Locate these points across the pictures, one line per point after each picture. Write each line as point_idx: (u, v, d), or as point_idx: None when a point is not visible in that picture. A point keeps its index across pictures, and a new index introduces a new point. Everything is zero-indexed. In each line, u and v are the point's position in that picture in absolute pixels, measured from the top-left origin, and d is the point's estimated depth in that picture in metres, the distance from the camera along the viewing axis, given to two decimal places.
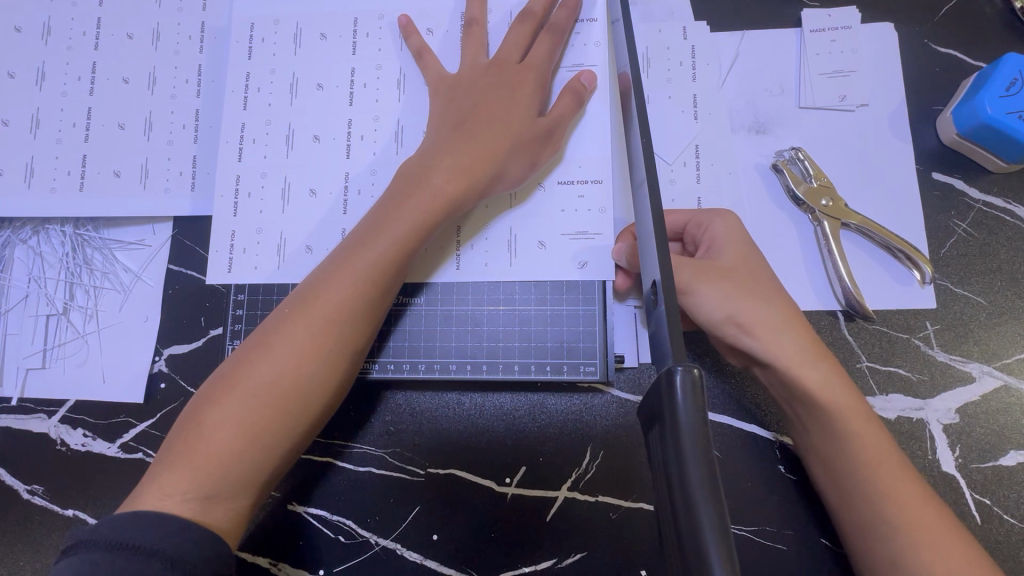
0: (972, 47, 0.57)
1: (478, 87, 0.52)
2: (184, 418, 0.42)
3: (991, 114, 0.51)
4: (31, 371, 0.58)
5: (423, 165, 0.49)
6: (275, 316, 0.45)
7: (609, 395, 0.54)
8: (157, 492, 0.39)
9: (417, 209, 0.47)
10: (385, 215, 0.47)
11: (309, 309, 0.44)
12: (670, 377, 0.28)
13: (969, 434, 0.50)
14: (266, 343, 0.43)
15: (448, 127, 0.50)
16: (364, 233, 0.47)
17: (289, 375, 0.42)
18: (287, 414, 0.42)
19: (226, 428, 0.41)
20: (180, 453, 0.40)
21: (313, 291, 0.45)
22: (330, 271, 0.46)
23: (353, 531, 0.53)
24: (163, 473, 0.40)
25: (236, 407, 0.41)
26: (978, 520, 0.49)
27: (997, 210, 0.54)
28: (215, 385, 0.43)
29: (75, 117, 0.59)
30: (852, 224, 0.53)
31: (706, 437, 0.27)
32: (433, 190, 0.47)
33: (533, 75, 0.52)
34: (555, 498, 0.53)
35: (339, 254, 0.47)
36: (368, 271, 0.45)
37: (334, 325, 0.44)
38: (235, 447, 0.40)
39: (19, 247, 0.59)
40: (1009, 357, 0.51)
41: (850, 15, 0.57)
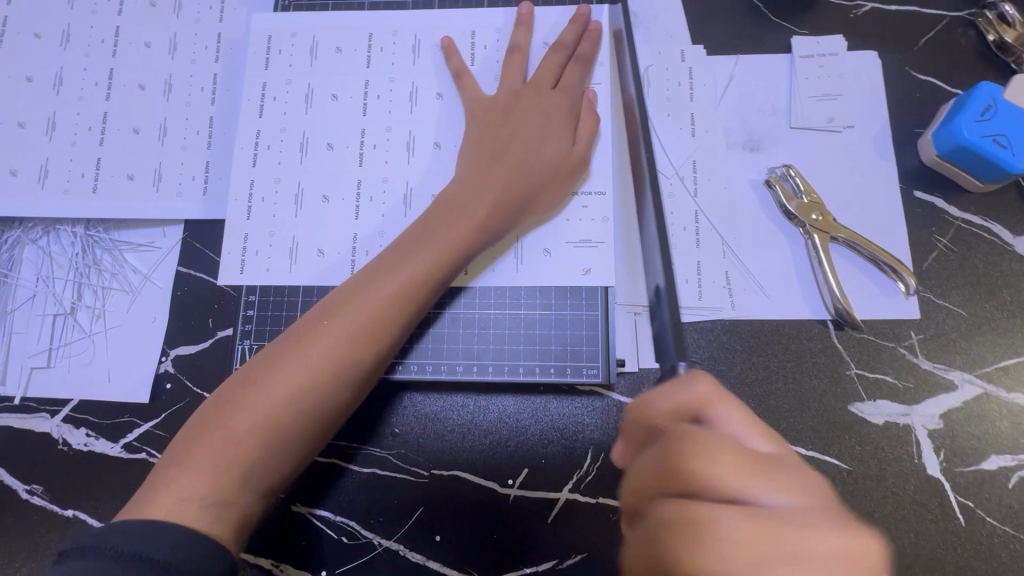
0: (949, 75, 0.61)
1: (519, 109, 0.54)
2: (205, 418, 0.43)
3: (968, 137, 0.54)
4: (36, 370, 0.58)
5: (461, 192, 0.51)
6: (305, 323, 0.46)
7: (610, 398, 0.56)
8: (172, 496, 0.39)
9: (448, 232, 0.49)
10: (415, 237, 0.49)
11: (343, 322, 0.45)
12: None
13: (953, 439, 0.53)
14: (297, 352, 0.44)
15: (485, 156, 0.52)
16: (395, 251, 0.49)
17: (318, 386, 0.43)
18: (310, 422, 0.43)
19: (252, 434, 0.42)
20: (199, 458, 0.41)
21: (348, 300, 0.46)
22: (359, 286, 0.47)
23: (357, 531, 0.54)
24: (180, 478, 0.40)
25: (262, 417, 0.42)
26: (962, 522, 0.51)
27: (975, 226, 0.57)
28: (239, 389, 0.43)
29: (91, 121, 0.61)
30: (840, 238, 0.56)
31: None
32: (470, 216, 0.50)
33: (544, 93, 0.55)
34: (556, 500, 0.54)
35: (369, 269, 0.48)
36: (398, 288, 0.47)
37: (364, 339, 0.45)
38: (260, 452, 0.42)
39: (29, 247, 0.60)
40: (989, 366, 0.54)
41: (836, 43, 0.61)
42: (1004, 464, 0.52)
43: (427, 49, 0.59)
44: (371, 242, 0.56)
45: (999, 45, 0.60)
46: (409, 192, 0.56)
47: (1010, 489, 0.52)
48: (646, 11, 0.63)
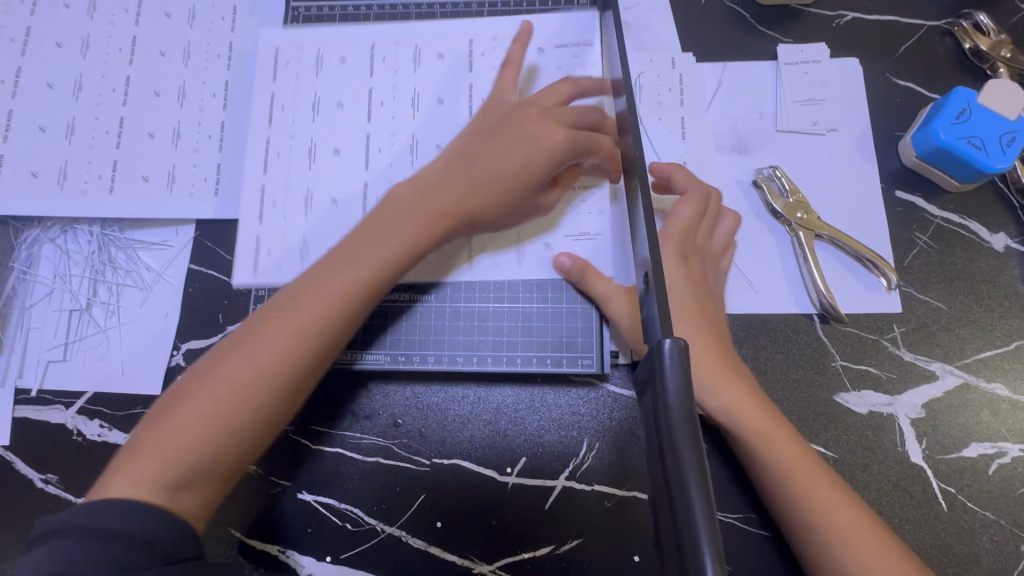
0: (928, 81, 0.63)
1: (492, 119, 0.56)
2: (158, 409, 0.45)
3: (944, 138, 0.57)
4: (52, 363, 0.60)
5: (410, 192, 0.53)
6: (258, 317, 0.48)
7: (605, 390, 0.58)
8: (124, 480, 0.42)
9: (399, 232, 0.51)
10: (366, 233, 0.51)
11: (289, 315, 0.47)
12: (660, 348, 0.32)
13: (935, 428, 0.55)
14: (244, 343, 0.46)
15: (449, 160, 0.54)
16: (342, 250, 0.50)
17: (258, 379, 0.45)
18: (254, 414, 0.45)
19: (196, 424, 0.44)
20: (150, 445, 0.43)
21: (293, 297, 0.48)
22: (309, 280, 0.49)
23: (361, 518, 0.56)
24: (129, 466, 0.43)
25: (207, 409, 0.44)
26: (944, 507, 0.53)
27: (954, 224, 0.59)
28: (192, 381, 0.46)
29: (108, 125, 0.64)
30: (824, 235, 0.58)
31: (690, 402, 0.30)
32: (420, 217, 0.51)
33: (537, 109, 0.55)
34: (553, 487, 0.56)
35: (322, 264, 0.50)
36: (342, 286, 0.48)
37: (310, 330, 0.47)
38: (203, 442, 0.44)
39: (47, 246, 0.63)
40: (968, 357, 0.56)
41: (820, 50, 0.64)
42: (984, 452, 0.54)
43: (428, 57, 0.62)
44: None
45: (974, 52, 0.63)
46: None
47: (990, 476, 0.54)
48: (638, 21, 0.66)
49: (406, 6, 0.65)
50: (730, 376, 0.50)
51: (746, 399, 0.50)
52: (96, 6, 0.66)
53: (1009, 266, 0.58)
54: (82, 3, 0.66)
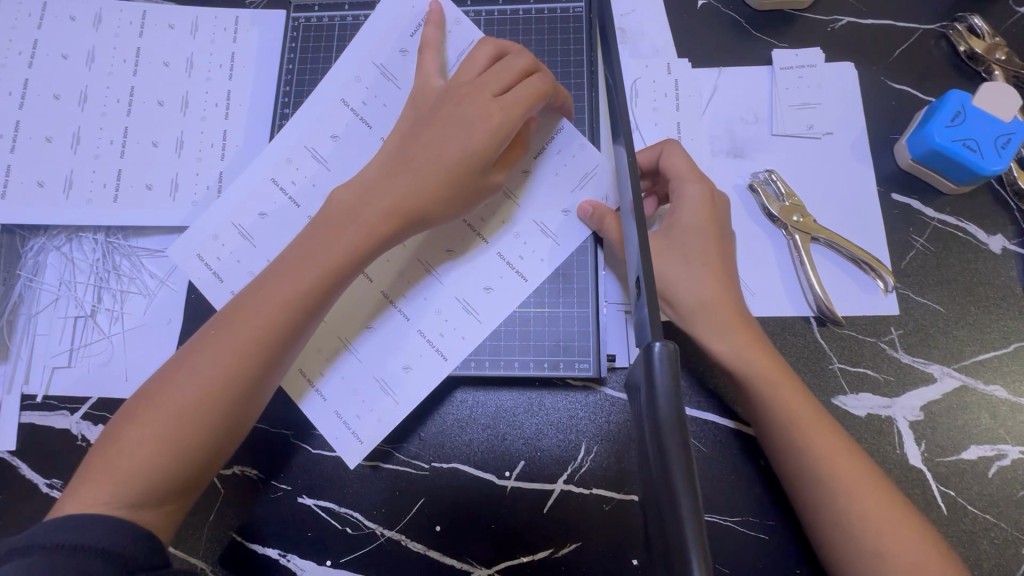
0: (923, 84, 0.64)
1: (430, 111, 0.54)
2: (112, 428, 0.46)
3: (940, 141, 0.57)
4: (57, 369, 0.61)
5: (356, 196, 0.51)
6: (202, 334, 0.48)
7: (602, 393, 0.58)
8: (80, 502, 0.43)
9: (346, 238, 0.50)
10: (307, 243, 0.50)
11: (230, 333, 0.47)
12: (650, 350, 0.32)
13: (933, 430, 0.55)
14: (189, 362, 0.47)
15: (390, 158, 0.53)
16: (287, 260, 0.50)
17: (204, 396, 0.46)
18: (205, 428, 0.46)
19: (145, 443, 0.45)
20: (101, 467, 0.44)
21: (238, 311, 0.48)
22: (249, 296, 0.49)
23: (360, 522, 0.56)
24: (85, 486, 0.44)
25: (155, 427, 0.45)
26: (944, 510, 0.53)
27: (951, 226, 0.59)
28: (140, 402, 0.46)
29: (113, 135, 0.65)
30: (821, 238, 0.59)
31: (680, 405, 0.30)
32: (365, 222, 0.50)
33: (478, 90, 0.53)
34: (552, 491, 0.56)
35: (263, 277, 0.49)
36: (285, 297, 0.48)
37: (250, 347, 0.47)
38: (154, 460, 0.44)
39: (53, 253, 0.64)
40: (966, 359, 0.56)
41: (814, 55, 0.65)
42: (983, 454, 0.54)
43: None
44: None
45: (969, 54, 0.63)
46: None
47: (990, 478, 0.53)
48: (634, 27, 0.67)
49: None
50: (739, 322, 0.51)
51: (754, 345, 0.50)
52: (101, 18, 0.68)
53: (1006, 267, 0.58)
54: (87, 16, 0.67)
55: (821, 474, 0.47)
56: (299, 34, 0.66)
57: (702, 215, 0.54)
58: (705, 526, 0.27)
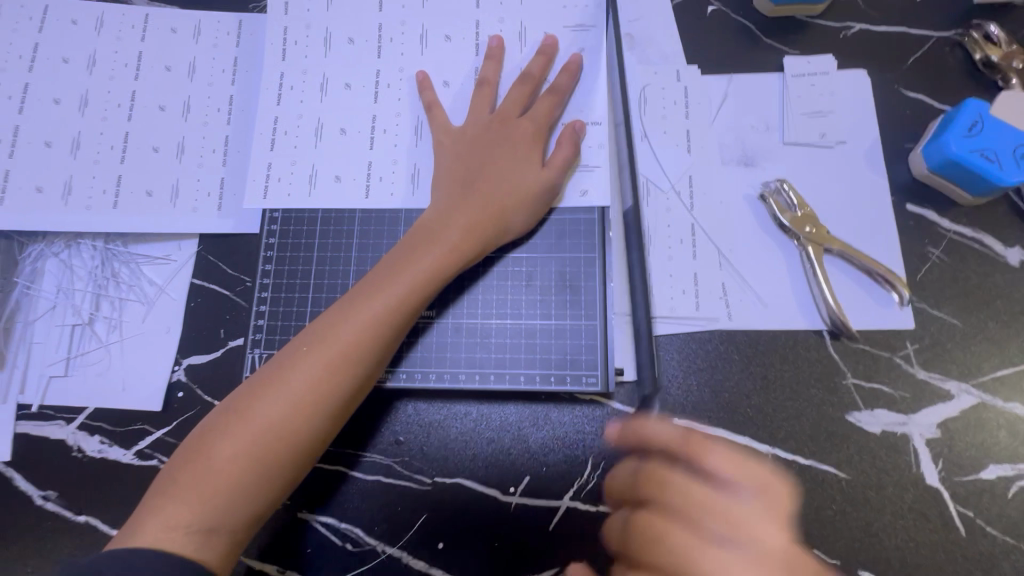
0: (938, 93, 0.62)
1: (486, 140, 0.57)
2: (192, 447, 0.45)
3: (957, 151, 0.56)
4: (53, 378, 0.60)
5: (435, 223, 0.54)
6: (288, 351, 0.48)
7: (609, 407, 0.57)
8: (161, 524, 0.42)
9: (425, 261, 0.51)
10: (395, 265, 0.51)
11: (321, 351, 0.47)
12: None
13: (951, 448, 0.53)
14: (278, 380, 0.46)
15: (457, 185, 0.56)
16: (368, 283, 0.51)
17: (296, 415, 0.45)
18: (296, 449, 0.45)
19: (232, 463, 0.43)
20: (184, 487, 0.43)
21: (324, 331, 0.48)
22: (338, 316, 0.49)
23: (361, 538, 0.55)
24: (167, 505, 0.42)
25: (243, 446, 0.44)
26: (962, 531, 0.51)
27: (968, 238, 0.58)
28: (224, 419, 0.45)
29: (113, 141, 0.64)
30: (834, 249, 0.57)
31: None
32: (443, 245, 0.52)
33: (513, 118, 0.58)
34: (557, 508, 0.54)
35: (350, 298, 0.50)
36: (379, 316, 0.49)
37: (343, 366, 0.47)
38: (240, 480, 0.43)
39: (51, 260, 0.63)
40: (985, 375, 0.55)
41: (827, 62, 0.64)
42: (1003, 474, 0.52)
43: (434, 42, 0.64)
44: (383, 169, 0.61)
45: (986, 63, 0.62)
46: (416, 171, 0.61)
47: (1010, 499, 0.52)
48: (643, 33, 0.66)
49: None
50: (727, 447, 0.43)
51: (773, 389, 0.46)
52: (103, 23, 0.67)
53: None
54: (89, 20, 0.67)
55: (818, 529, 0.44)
56: (300, 28, 0.65)
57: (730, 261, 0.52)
58: None
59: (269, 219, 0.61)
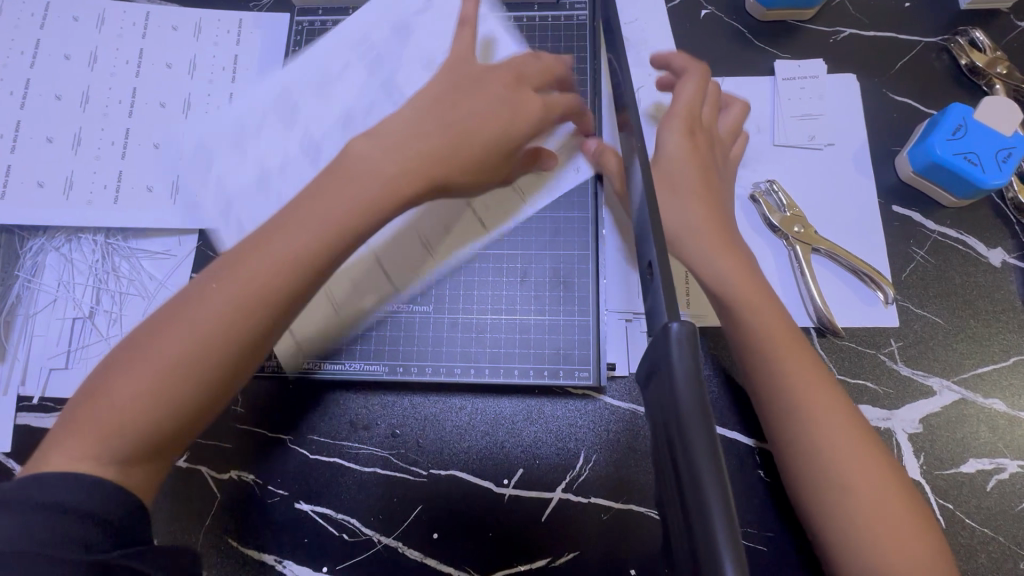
0: (925, 97, 0.64)
1: (464, 87, 0.53)
2: (98, 379, 0.44)
3: (941, 154, 0.57)
4: (54, 371, 0.61)
5: (367, 149, 0.49)
6: (199, 284, 0.46)
7: (602, 402, 0.58)
8: (67, 456, 0.42)
9: (348, 193, 0.47)
10: (318, 194, 0.48)
11: (227, 286, 0.45)
12: (667, 330, 0.31)
13: (932, 443, 0.55)
14: (182, 315, 0.44)
15: (419, 118, 0.51)
16: (280, 216, 0.47)
17: (198, 350, 0.43)
18: (196, 385, 0.43)
19: (133, 399, 0.43)
20: (87, 422, 0.43)
21: (235, 264, 0.45)
22: (252, 245, 0.46)
23: (357, 529, 0.56)
24: (70, 439, 0.42)
25: (145, 380, 0.43)
26: (943, 523, 0.52)
27: (951, 239, 0.60)
28: (130, 353, 0.44)
29: (114, 136, 0.65)
30: (822, 249, 0.59)
31: (700, 387, 0.29)
32: (370, 177, 0.48)
33: (482, 71, 0.54)
34: (550, 499, 0.56)
35: (265, 228, 0.47)
36: (292, 251, 0.45)
37: (248, 302, 0.44)
38: (142, 414, 0.42)
39: (51, 254, 0.63)
40: (966, 373, 0.56)
41: (817, 66, 0.65)
42: (982, 468, 0.54)
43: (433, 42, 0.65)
44: None
45: (970, 68, 0.64)
46: None
47: (989, 492, 0.53)
48: (637, 36, 0.67)
49: None
50: (751, 281, 0.51)
51: (800, 364, 0.49)
52: (104, 20, 0.68)
53: (1005, 281, 0.59)
54: (90, 17, 0.67)
55: (827, 495, 0.46)
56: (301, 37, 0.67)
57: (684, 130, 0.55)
58: (741, 550, 0.26)
59: (269, 216, 0.63)
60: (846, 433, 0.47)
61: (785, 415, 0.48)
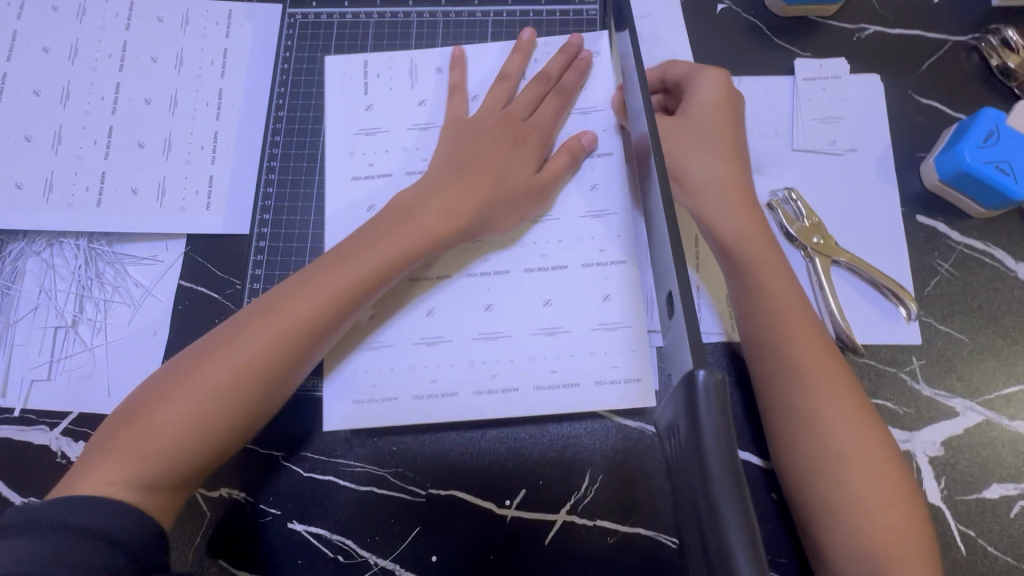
0: (953, 100, 0.61)
1: (484, 132, 0.57)
2: (137, 404, 0.44)
3: (970, 162, 0.54)
4: (36, 382, 0.58)
5: (412, 196, 0.53)
6: (242, 317, 0.47)
7: (608, 420, 0.55)
8: (99, 479, 0.41)
9: (394, 229, 0.51)
10: (366, 235, 0.51)
11: (276, 317, 0.46)
12: (692, 379, 0.28)
13: (954, 466, 0.52)
14: (228, 344, 0.45)
15: (450, 162, 0.55)
16: (332, 247, 0.50)
17: (241, 382, 0.44)
18: (235, 418, 0.44)
19: (174, 424, 0.43)
20: (123, 444, 0.42)
21: (281, 298, 0.47)
22: (302, 280, 0.48)
23: (353, 550, 0.54)
24: (105, 461, 0.42)
25: (185, 402, 0.43)
26: (964, 551, 0.50)
27: (978, 251, 0.57)
28: (170, 380, 0.44)
29: (97, 135, 0.61)
30: (842, 261, 0.56)
31: (733, 452, 0.26)
32: (414, 220, 0.51)
33: (483, 117, 0.58)
34: (554, 522, 0.53)
35: (314, 266, 0.49)
36: (337, 284, 0.48)
37: (295, 335, 0.46)
38: (182, 438, 0.43)
39: (32, 259, 0.60)
40: (990, 393, 0.54)
41: (839, 66, 0.61)
42: (1005, 493, 0.52)
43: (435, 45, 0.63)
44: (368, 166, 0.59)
45: (1002, 69, 0.60)
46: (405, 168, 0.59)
47: (1012, 519, 0.51)
48: (650, 31, 0.63)
49: (408, 12, 0.65)
50: (783, 274, 0.51)
51: (830, 376, 0.47)
52: (85, 9, 0.64)
53: None
54: (70, 6, 0.64)
55: (833, 505, 0.45)
56: (295, 32, 0.65)
57: (714, 106, 0.56)
58: None
59: (260, 222, 0.61)
60: (869, 444, 0.45)
61: (793, 415, 0.47)
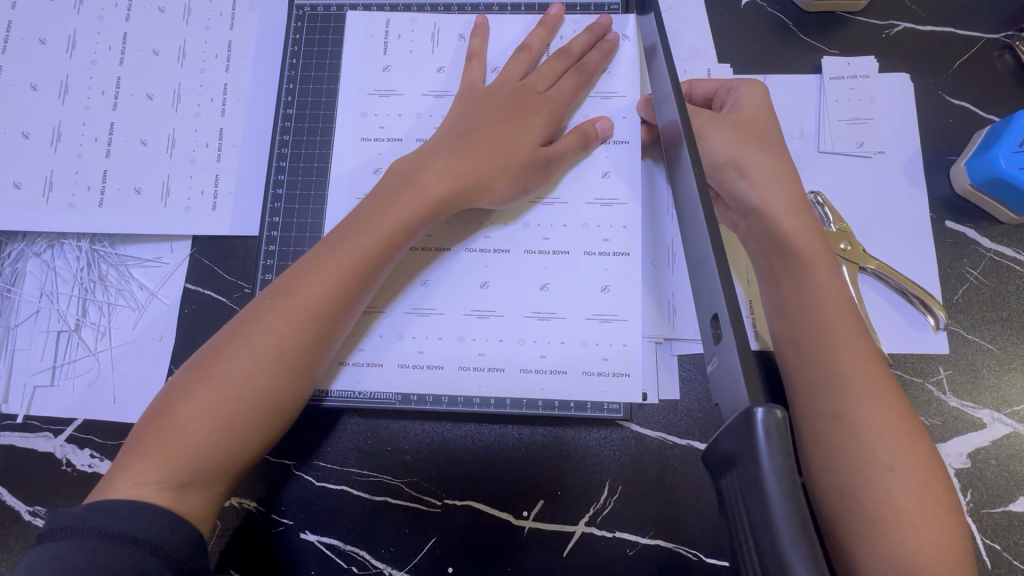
0: (984, 101, 0.59)
1: (495, 103, 0.55)
2: (159, 404, 0.42)
3: (1006, 168, 0.53)
4: (39, 388, 0.56)
5: (414, 165, 0.50)
6: (255, 305, 0.45)
7: (629, 430, 0.54)
8: (129, 483, 0.39)
9: (406, 205, 0.48)
10: (373, 210, 0.48)
11: (289, 302, 0.44)
12: (750, 416, 0.27)
13: (981, 478, 0.51)
14: (244, 333, 0.43)
15: (455, 132, 0.53)
16: (347, 226, 0.48)
17: (262, 369, 0.42)
18: (262, 408, 0.42)
19: (199, 420, 0.41)
20: (150, 445, 0.40)
21: (293, 281, 0.45)
22: (312, 261, 0.46)
23: (367, 561, 0.53)
24: (133, 461, 0.40)
25: (213, 398, 0.41)
26: (989, 565, 0.49)
27: (1008, 258, 0.55)
28: (190, 374, 0.43)
29: (97, 131, 0.59)
30: (869, 268, 0.54)
31: (796, 496, 0.26)
32: (420, 192, 0.49)
33: (492, 89, 0.56)
34: (572, 533, 0.52)
35: (320, 246, 0.47)
36: (351, 262, 0.46)
37: (312, 318, 0.44)
38: (209, 436, 0.41)
39: (32, 261, 0.58)
40: (1018, 405, 0.53)
41: (868, 64, 0.59)
42: None
43: (447, 38, 0.60)
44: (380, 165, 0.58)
45: None
46: None
47: None
48: (672, 26, 0.61)
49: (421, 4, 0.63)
50: (829, 271, 0.49)
51: (864, 364, 0.46)
52: None
53: None
54: None
55: (872, 511, 0.43)
56: (304, 25, 0.62)
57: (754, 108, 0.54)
58: None
59: (269, 224, 0.58)
60: (911, 451, 0.45)
61: (830, 414, 0.46)
